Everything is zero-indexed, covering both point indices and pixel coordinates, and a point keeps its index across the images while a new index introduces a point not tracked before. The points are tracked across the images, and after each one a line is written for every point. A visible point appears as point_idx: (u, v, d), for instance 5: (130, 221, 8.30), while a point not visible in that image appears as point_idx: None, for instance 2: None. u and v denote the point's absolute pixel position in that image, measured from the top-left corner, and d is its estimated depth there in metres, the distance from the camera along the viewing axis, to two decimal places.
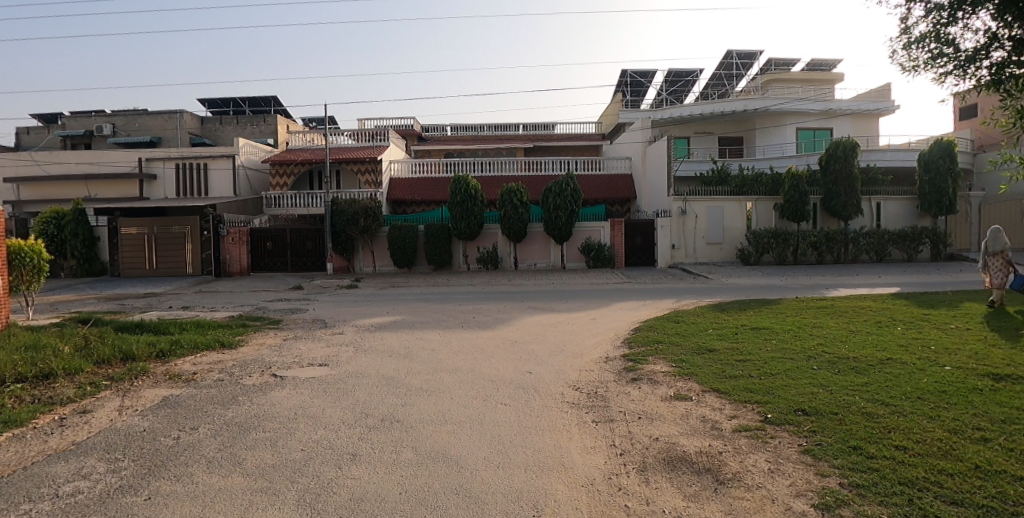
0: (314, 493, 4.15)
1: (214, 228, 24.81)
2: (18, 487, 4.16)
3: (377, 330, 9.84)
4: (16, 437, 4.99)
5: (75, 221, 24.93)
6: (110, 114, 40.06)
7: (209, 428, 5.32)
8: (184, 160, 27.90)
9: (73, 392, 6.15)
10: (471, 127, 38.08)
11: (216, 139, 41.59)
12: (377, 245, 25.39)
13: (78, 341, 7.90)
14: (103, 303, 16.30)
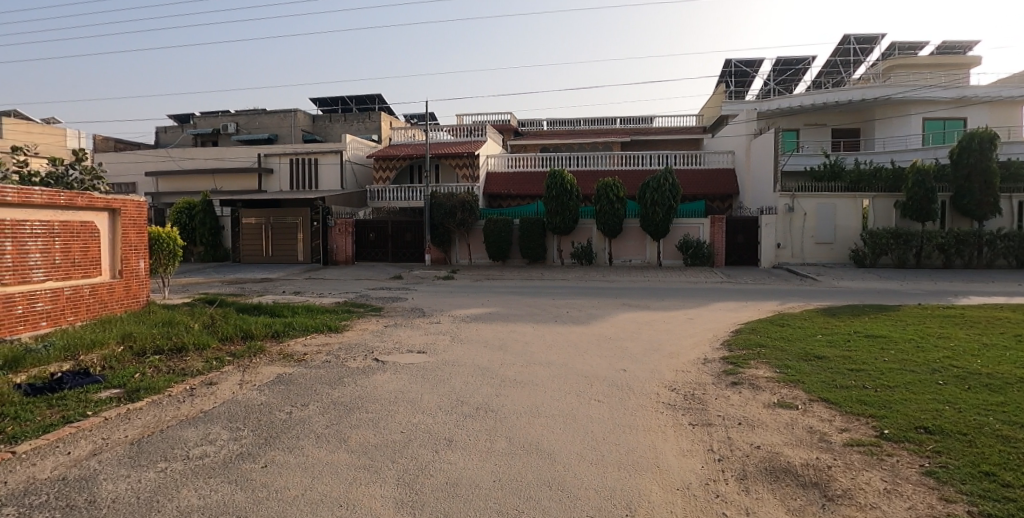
0: (412, 475, 4.37)
1: (323, 219, 26.42)
2: (157, 447, 4.83)
3: (472, 320, 10.05)
4: (155, 403, 5.66)
5: (204, 211, 27.56)
6: (234, 113, 43.40)
7: (318, 405, 5.68)
8: (297, 155, 30.00)
9: (203, 365, 6.77)
10: (566, 121, 38.11)
11: (326, 135, 44.28)
12: (473, 238, 25.99)
13: (206, 319, 8.70)
14: (226, 286, 17.86)
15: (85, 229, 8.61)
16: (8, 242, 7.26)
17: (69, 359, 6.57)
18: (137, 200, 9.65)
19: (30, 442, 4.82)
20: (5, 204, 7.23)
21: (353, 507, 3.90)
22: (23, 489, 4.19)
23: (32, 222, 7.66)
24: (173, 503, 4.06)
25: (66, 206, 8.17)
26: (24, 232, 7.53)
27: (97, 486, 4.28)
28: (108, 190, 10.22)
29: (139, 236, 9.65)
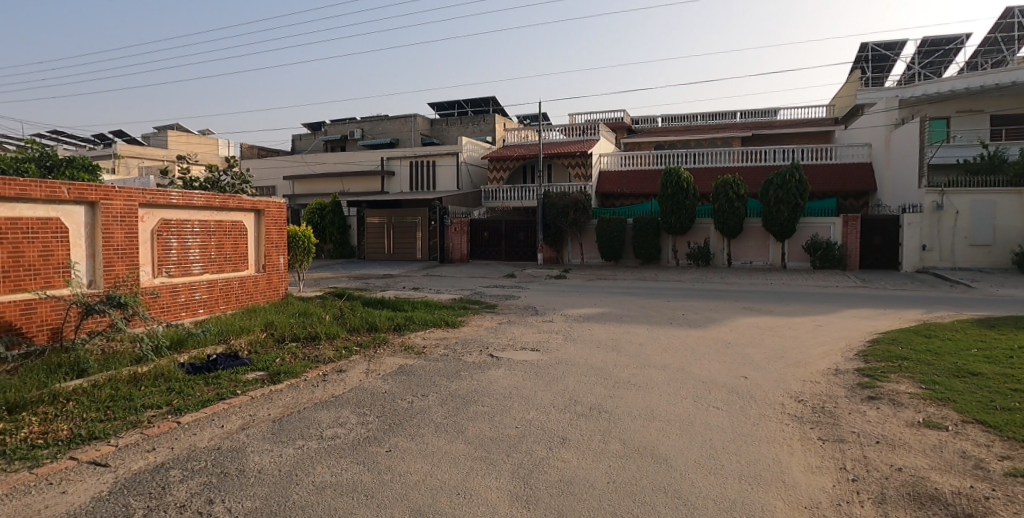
0: (527, 469, 4.46)
1: (440, 218, 27.72)
2: (297, 427, 5.36)
3: (585, 320, 10.07)
4: (294, 386, 6.26)
5: (333, 212, 30.16)
6: (360, 119, 46.01)
7: (437, 396, 6.03)
8: (417, 158, 31.71)
9: (334, 353, 7.35)
10: (682, 117, 37.17)
11: (443, 138, 46.14)
12: (585, 238, 26.15)
13: (336, 311, 9.43)
14: (353, 281, 19.20)
15: (235, 228, 9.61)
16: (173, 239, 8.35)
17: (222, 342, 7.45)
18: (278, 201, 10.59)
19: (191, 414, 5.51)
20: (170, 206, 8.29)
21: (470, 495, 4.05)
22: (187, 454, 4.87)
23: (192, 222, 8.70)
24: (309, 478, 4.48)
25: (219, 208, 9.20)
26: (185, 231, 8.58)
27: (245, 457, 4.85)
28: (253, 193, 11.56)
29: (280, 235, 10.62)
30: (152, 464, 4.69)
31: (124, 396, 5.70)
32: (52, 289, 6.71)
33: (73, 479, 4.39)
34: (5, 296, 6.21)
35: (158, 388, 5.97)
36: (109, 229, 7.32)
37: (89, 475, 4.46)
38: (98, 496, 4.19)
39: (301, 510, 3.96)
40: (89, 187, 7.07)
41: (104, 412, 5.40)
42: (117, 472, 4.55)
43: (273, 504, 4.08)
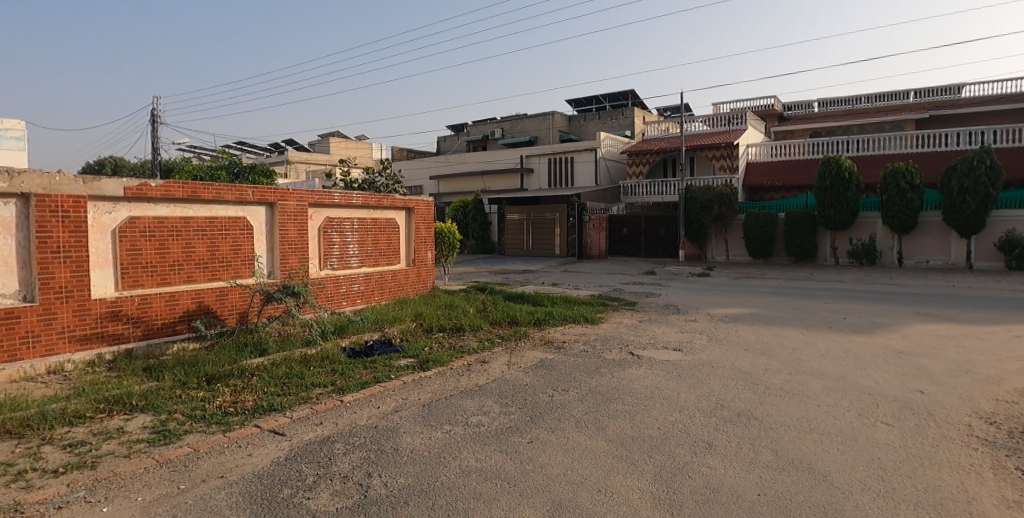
0: (670, 472, 4.36)
1: (579, 214, 28.16)
2: (445, 412, 5.77)
3: (731, 321, 9.61)
4: (441, 373, 6.68)
5: (475, 208, 31.82)
6: (501, 119, 47.41)
7: (577, 392, 6.20)
8: (556, 155, 32.28)
9: (477, 344, 7.73)
10: (843, 100, 33.80)
11: (580, 135, 45.47)
12: (731, 234, 24.89)
13: (478, 305, 9.90)
14: (494, 275, 20.08)
15: (388, 225, 10.39)
16: (336, 236, 9.24)
17: (377, 330, 8.18)
18: (426, 200, 11.26)
19: (352, 393, 6.09)
20: (333, 205, 9.19)
21: (611, 493, 4.05)
22: (349, 430, 5.41)
23: (352, 219, 9.57)
24: (456, 462, 4.75)
25: (375, 206, 10.03)
26: (345, 228, 9.45)
27: (399, 437, 5.28)
28: (404, 193, 12.22)
29: (427, 232, 11.29)
30: (319, 436, 5.29)
31: (297, 374, 6.46)
32: (240, 278, 7.84)
33: (258, 444, 5.14)
34: (205, 284, 7.38)
35: (325, 368, 6.69)
36: (284, 227, 8.31)
37: (271, 442, 5.18)
38: (277, 461, 4.86)
39: (448, 491, 4.23)
40: (270, 190, 8.09)
41: (281, 387, 6.16)
42: (292, 442, 5.20)
43: (423, 483, 4.41)
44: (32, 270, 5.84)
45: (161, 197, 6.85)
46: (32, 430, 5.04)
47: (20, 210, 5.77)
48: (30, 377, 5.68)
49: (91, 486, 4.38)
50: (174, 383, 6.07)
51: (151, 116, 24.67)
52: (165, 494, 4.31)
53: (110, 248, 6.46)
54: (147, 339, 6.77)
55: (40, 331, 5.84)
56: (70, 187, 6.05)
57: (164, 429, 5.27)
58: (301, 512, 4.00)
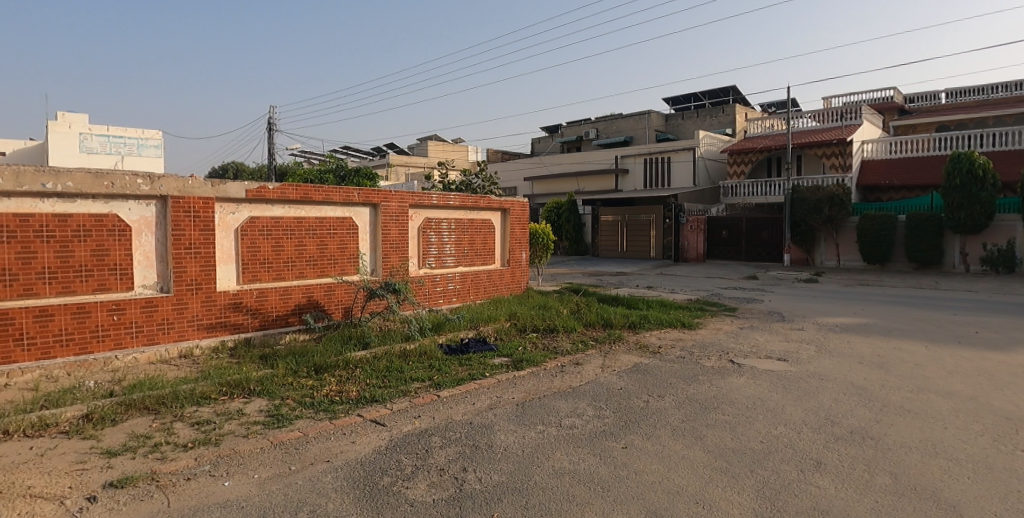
0: (773, 488, 4.10)
1: (676, 216, 27.53)
2: (538, 411, 5.82)
3: (843, 331, 8.95)
4: (534, 373, 6.74)
5: (569, 210, 31.65)
6: (595, 120, 46.70)
7: (673, 399, 6.04)
8: (651, 155, 31.83)
9: (570, 346, 7.71)
10: (975, 90, 30.72)
11: (678, 134, 43.86)
12: (842, 238, 23.39)
13: (572, 306, 9.87)
14: (587, 277, 19.99)
15: (484, 225, 10.59)
16: (434, 236, 9.56)
17: (473, 328, 8.37)
18: (521, 201, 11.35)
19: (448, 389, 6.25)
20: (432, 206, 9.52)
21: (709, 506, 3.86)
22: (446, 424, 5.56)
23: (450, 220, 9.86)
24: (549, 462, 4.73)
25: (472, 207, 10.26)
26: (443, 228, 9.74)
27: (493, 434, 5.35)
28: (500, 194, 12.37)
29: (522, 232, 11.35)
30: (417, 429, 5.47)
31: (397, 368, 6.71)
32: (347, 275, 8.34)
33: (361, 433, 5.39)
34: (315, 279, 7.93)
35: (422, 363, 6.91)
36: (386, 227, 8.70)
37: (372, 431, 5.43)
38: (378, 449, 5.08)
39: (543, 491, 4.21)
40: (374, 192, 8.50)
41: (382, 380, 6.43)
42: (391, 432, 5.42)
43: (516, 481, 4.43)
44: (167, 264, 6.71)
45: (277, 199, 7.44)
46: (167, 408, 5.64)
47: (159, 211, 6.63)
48: (165, 360, 6.56)
49: (214, 461, 4.86)
50: (286, 371, 6.51)
51: (268, 123, 26.86)
52: (278, 473, 4.66)
53: (232, 246, 7.15)
54: (263, 329, 7.42)
55: (174, 318, 6.69)
56: (200, 189, 6.77)
57: (278, 413, 5.66)
58: (402, 501, 4.15)
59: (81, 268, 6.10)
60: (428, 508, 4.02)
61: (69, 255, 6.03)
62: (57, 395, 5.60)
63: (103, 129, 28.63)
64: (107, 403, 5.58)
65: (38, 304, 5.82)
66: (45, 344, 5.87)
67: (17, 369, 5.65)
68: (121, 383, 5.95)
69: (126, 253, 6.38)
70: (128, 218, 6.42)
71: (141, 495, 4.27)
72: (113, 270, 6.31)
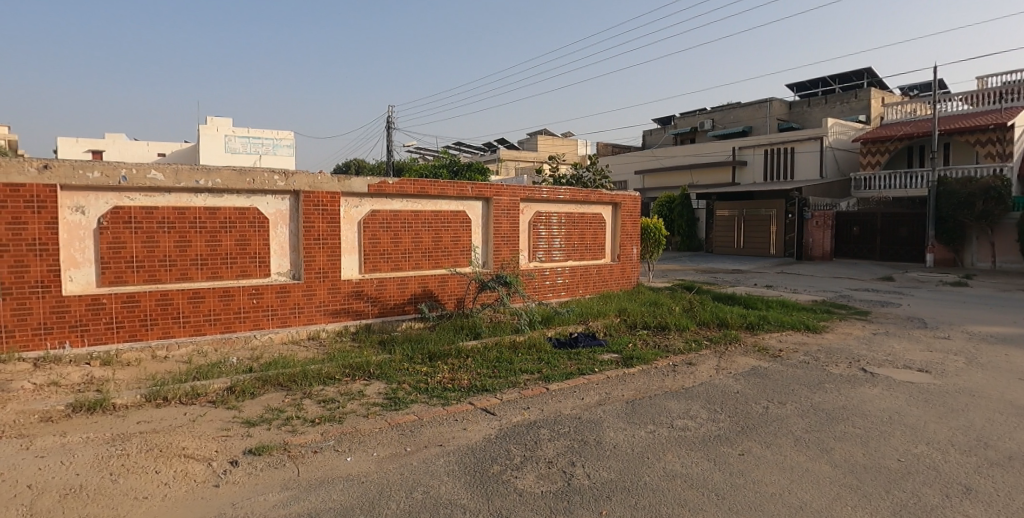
0: (913, 510, 3.66)
1: (799, 211, 25.89)
2: (649, 410, 5.67)
3: (1000, 343, 7.90)
4: (645, 371, 6.64)
5: (682, 203, 31.26)
6: (710, 109, 42.47)
7: (797, 407, 5.64)
8: (773, 146, 29.90)
9: (682, 344, 7.50)
10: None
11: (802, 123, 39.18)
12: (999, 236, 20.84)
13: (685, 304, 9.56)
14: (700, 274, 19.24)
15: (595, 219, 10.53)
16: (543, 230, 9.66)
17: (582, 323, 8.37)
18: (633, 195, 11.12)
19: (557, 383, 6.26)
20: (543, 200, 9.64)
21: None
22: (554, 417, 5.55)
23: (559, 214, 9.92)
24: (660, 464, 4.56)
25: (583, 201, 10.25)
26: (552, 222, 9.82)
27: (602, 431, 5.26)
28: (611, 188, 12.17)
29: (635, 227, 11.11)
30: (527, 420, 5.51)
31: (506, 359, 6.84)
32: (459, 267, 8.74)
33: (472, 420, 5.51)
34: (429, 271, 8.41)
35: (531, 356, 7.00)
36: (497, 221, 8.96)
37: (483, 419, 5.52)
38: (489, 437, 5.16)
39: (655, 492, 4.04)
40: (487, 186, 8.79)
41: (492, 370, 6.57)
42: (502, 421, 5.49)
43: (626, 480, 4.29)
44: (299, 254, 7.44)
45: (396, 193, 7.98)
46: (297, 385, 6.11)
47: (292, 205, 7.36)
48: (295, 340, 7.25)
49: (338, 437, 5.15)
50: (403, 357, 6.85)
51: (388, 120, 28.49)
52: (394, 453, 4.85)
53: (356, 237, 7.79)
54: (382, 316, 7.99)
55: (305, 302, 7.42)
56: (327, 185, 7.42)
57: (395, 396, 5.94)
58: (511, 489, 4.16)
59: (227, 256, 6.98)
60: (537, 499, 3.98)
61: (217, 245, 6.92)
62: (207, 368, 6.33)
63: (245, 131, 33.42)
64: (247, 377, 6.15)
65: (193, 286, 6.77)
66: (197, 323, 6.79)
67: (175, 343, 6.62)
68: (259, 361, 6.59)
69: (264, 243, 7.17)
70: (266, 211, 7.19)
71: (275, 463, 4.64)
72: (254, 258, 7.14)
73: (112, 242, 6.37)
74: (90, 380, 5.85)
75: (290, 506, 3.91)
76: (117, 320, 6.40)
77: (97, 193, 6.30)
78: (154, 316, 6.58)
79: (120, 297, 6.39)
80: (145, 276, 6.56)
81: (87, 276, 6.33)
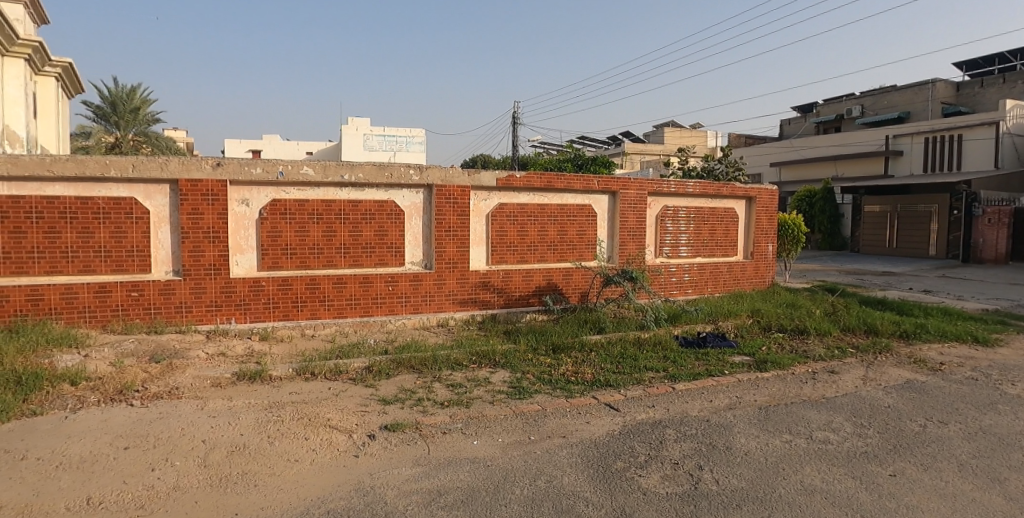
0: None
1: (967, 207, 21.74)
2: (784, 418, 5.33)
3: None
4: (780, 377, 6.29)
5: (824, 198, 28.11)
6: (862, 94, 38.23)
7: (962, 428, 5.02)
8: (936, 133, 25.96)
9: (823, 351, 6.99)
10: None
11: (974, 106, 34.36)
12: None
13: (826, 307, 8.86)
14: (844, 275, 17.61)
15: (726, 214, 10.06)
16: (670, 226, 9.38)
17: (711, 322, 8.07)
18: (770, 189, 10.45)
19: (684, 383, 6.10)
20: (671, 194, 9.35)
21: None
22: (681, 418, 5.38)
23: (688, 208, 9.57)
24: (797, 477, 4.24)
25: (714, 195, 9.80)
26: (680, 217, 9.50)
27: (731, 436, 5.00)
28: (745, 180, 11.54)
29: (771, 223, 10.44)
30: (651, 419, 5.39)
31: (631, 355, 6.78)
32: (584, 260, 8.76)
33: (595, 415, 5.49)
34: (554, 263, 8.52)
35: (657, 353, 6.88)
36: (624, 215, 8.84)
37: (606, 414, 5.49)
38: (611, 433, 5.11)
39: (794, 505, 3.78)
40: (614, 179, 8.68)
41: (616, 365, 6.53)
42: (625, 418, 5.43)
43: (759, 490, 4.04)
44: (430, 244, 7.83)
45: (523, 186, 8.14)
46: (428, 369, 6.47)
47: (426, 198, 7.76)
48: (426, 326, 7.69)
49: (465, 420, 5.38)
50: (527, 347, 7.01)
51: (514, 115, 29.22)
52: (518, 441, 4.97)
53: (483, 229, 8.07)
54: (507, 307, 8.23)
55: (436, 291, 7.82)
56: (458, 179, 7.75)
57: (519, 385, 6.09)
58: (635, 487, 4.09)
59: (367, 245, 7.54)
60: (661, 500, 3.88)
61: (359, 235, 7.49)
62: (348, 348, 6.90)
63: (381, 131, 37.53)
64: (384, 359, 6.60)
65: (337, 273, 7.41)
66: (340, 306, 7.43)
67: (321, 324, 7.29)
68: (394, 344, 7.06)
69: (400, 234, 7.65)
70: (403, 204, 7.66)
71: (408, 440, 4.94)
72: (390, 247, 7.65)
73: (271, 231, 7.15)
74: (251, 352, 6.62)
75: (421, 482, 4.14)
76: (274, 301, 7.20)
77: (259, 187, 7.10)
78: (305, 298, 7.30)
79: (276, 280, 7.18)
80: (297, 262, 7.30)
81: (250, 261, 7.18)
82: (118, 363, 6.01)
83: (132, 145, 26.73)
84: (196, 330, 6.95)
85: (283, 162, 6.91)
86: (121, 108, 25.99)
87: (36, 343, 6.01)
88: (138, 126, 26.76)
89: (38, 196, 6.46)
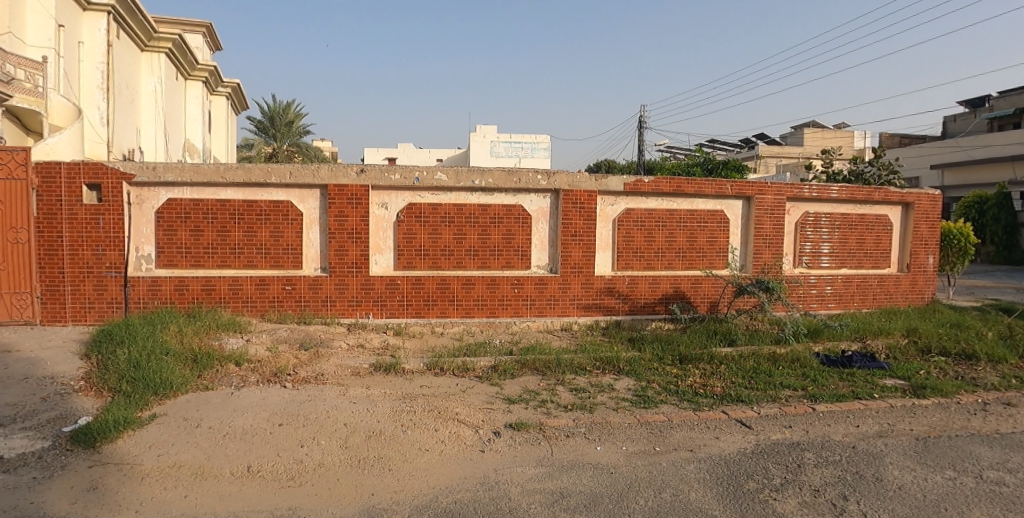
0: None
1: None
2: (946, 452, 4.77)
3: None
4: (941, 405, 5.71)
5: (998, 205, 23.87)
6: None
7: None
8: None
9: (997, 380, 6.24)
10: None
11: None
12: None
13: (1001, 329, 7.82)
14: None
15: (877, 221, 9.21)
16: (811, 234, 8.78)
17: (858, 340, 7.49)
18: (932, 194, 9.41)
19: (826, 404, 5.73)
20: (812, 199, 8.75)
21: None
22: (821, 442, 5.00)
23: (832, 215, 8.90)
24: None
25: (862, 201, 9.02)
26: (823, 224, 8.85)
27: (882, 466, 4.54)
28: (901, 184, 10.46)
29: (932, 233, 9.41)
30: (787, 440, 5.07)
31: (765, 371, 6.49)
32: (715, 269, 8.47)
33: (725, 430, 5.28)
34: (682, 271, 8.32)
35: (794, 371, 6.54)
36: (760, 221, 8.40)
37: (737, 431, 5.26)
38: (742, 451, 4.86)
39: None
40: (749, 184, 8.31)
41: (748, 381, 6.29)
42: (758, 436, 5.16)
43: None
44: (556, 249, 7.98)
45: (651, 192, 8.05)
46: (552, 371, 6.62)
47: (552, 203, 7.93)
48: (549, 330, 7.86)
49: (588, 425, 5.42)
50: (652, 356, 6.94)
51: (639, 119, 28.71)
52: (642, 450, 4.91)
53: (610, 235, 8.09)
54: (632, 314, 8.18)
55: (561, 295, 7.95)
56: (585, 183, 7.81)
57: (645, 394, 6.05)
58: (769, 509, 3.84)
59: (494, 248, 7.86)
60: None
61: (487, 238, 7.83)
62: (475, 346, 7.24)
63: (507, 137, 38.71)
64: (509, 359, 6.83)
65: (465, 274, 7.81)
66: (468, 306, 7.81)
67: (450, 322, 7.72)
68: (518, 345, 7.29)
69: (526, 237, 7.88)
70: (530, 208, 7.88)
71: (531, 440, 5.07)
72: (516, 251, 7.90)
73: (406, 233, 7.69)
74: (387, 345, 7.16)
75: (543, 482, 4.22)
76: (408, 298, 7.73)
77: (396, 192, 7.67)
78: (435, 297, 7.76)
79: (411, 279, 7.70)
80: (430, 263, 7.79)
81: (387, 260, 7.78)
82: (273, 348, 6.76)
83: (286, 154, 29.55)
84: (339, 323, 7.64)
85: (419, 169, 7.42)
86: (278, 122, 29.05)
87: (208, 327, 6.93)
88: (291, 137, 29.64)
89: (213, 200, 7.48)
